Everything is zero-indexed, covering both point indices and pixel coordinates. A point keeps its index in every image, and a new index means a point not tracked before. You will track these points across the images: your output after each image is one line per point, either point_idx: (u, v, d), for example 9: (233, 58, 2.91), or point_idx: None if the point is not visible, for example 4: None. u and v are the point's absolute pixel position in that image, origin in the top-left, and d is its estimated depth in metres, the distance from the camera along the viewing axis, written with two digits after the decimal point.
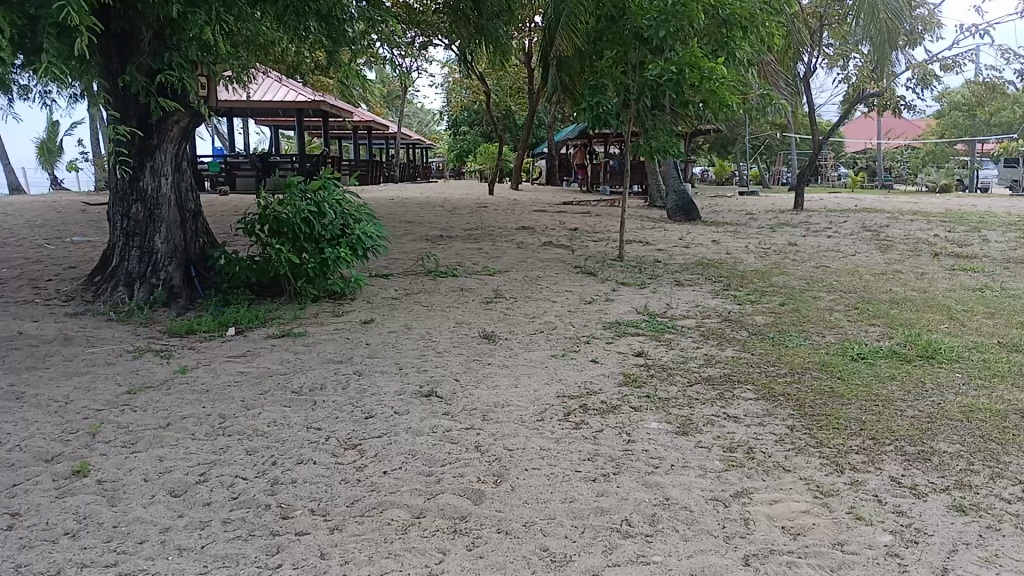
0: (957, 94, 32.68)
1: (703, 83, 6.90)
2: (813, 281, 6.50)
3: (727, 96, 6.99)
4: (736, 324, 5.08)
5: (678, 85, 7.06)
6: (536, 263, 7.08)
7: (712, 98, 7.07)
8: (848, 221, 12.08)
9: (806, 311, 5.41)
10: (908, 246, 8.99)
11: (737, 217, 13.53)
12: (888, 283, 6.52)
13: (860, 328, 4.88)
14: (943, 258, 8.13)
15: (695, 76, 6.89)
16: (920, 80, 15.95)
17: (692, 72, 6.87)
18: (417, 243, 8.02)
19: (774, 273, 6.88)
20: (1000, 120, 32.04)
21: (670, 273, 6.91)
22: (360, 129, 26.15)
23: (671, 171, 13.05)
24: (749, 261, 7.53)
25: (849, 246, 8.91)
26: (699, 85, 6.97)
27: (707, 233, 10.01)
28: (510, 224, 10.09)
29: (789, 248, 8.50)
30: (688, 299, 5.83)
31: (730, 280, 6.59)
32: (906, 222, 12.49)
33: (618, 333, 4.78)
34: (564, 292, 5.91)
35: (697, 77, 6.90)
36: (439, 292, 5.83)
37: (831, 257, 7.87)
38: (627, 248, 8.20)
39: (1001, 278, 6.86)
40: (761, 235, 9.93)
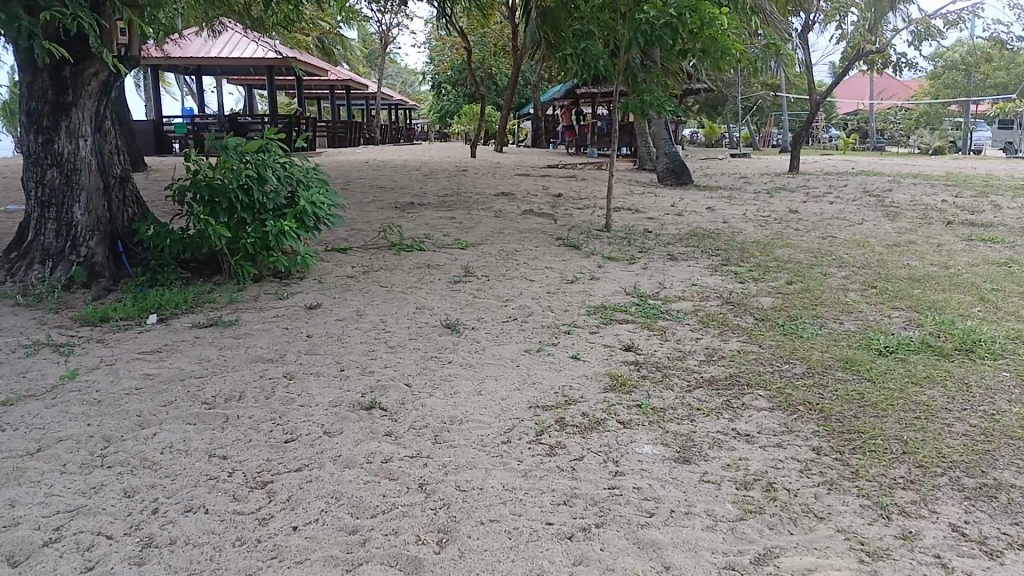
0: (952, 53, 31.92)
1: (704, 31, 6.24)
2: (821, 255, 5.85)
3: (728, 45, 6.31)
4: (739, 308, 4.43)
5: (673, 34, 6.31)
6: (514, 235, 6.39)
7: (711, 45, 6.38)
8: (848, 186, 11.43)
9: (817, 291, 4.77)
10: (916, 214, 8.36)
11: (730, 181, 12.86)
12: (903, 257, 5.87)
13: (883, 313, 4.24)
14: (957, 227, 7.50)
15: (694, 20, 6.17)
16: (921, 35, 15.16)
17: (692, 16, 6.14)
18: (384, 212, 7.30)
19: (777, 245, 6.23)
20: (995, 80, 31.37)
21: (662, 246, 6.24)
22: (337, 89, 25.15)
23: (661, 132, 12.30)
24: (748, 231, 6.87)
25: (853, 212, 8.27)
26: (697, 31, 6.27)
27: (701, 199, 9.33)
28: (488, 189, 9.38)
29: (790, 216, 7.85)
30: (683, 277, 5.17)
31: (729, 254, 5.93)
32: (908, 186, 11.86)
33: (605, 321, 4.12)
34: (544, 269, 5.23)
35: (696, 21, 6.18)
36: (401, 269, 5.14)
37: (837, 226, 7.22)
38: (615, 216, 7.53)
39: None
40: (758, 201, 9.27)
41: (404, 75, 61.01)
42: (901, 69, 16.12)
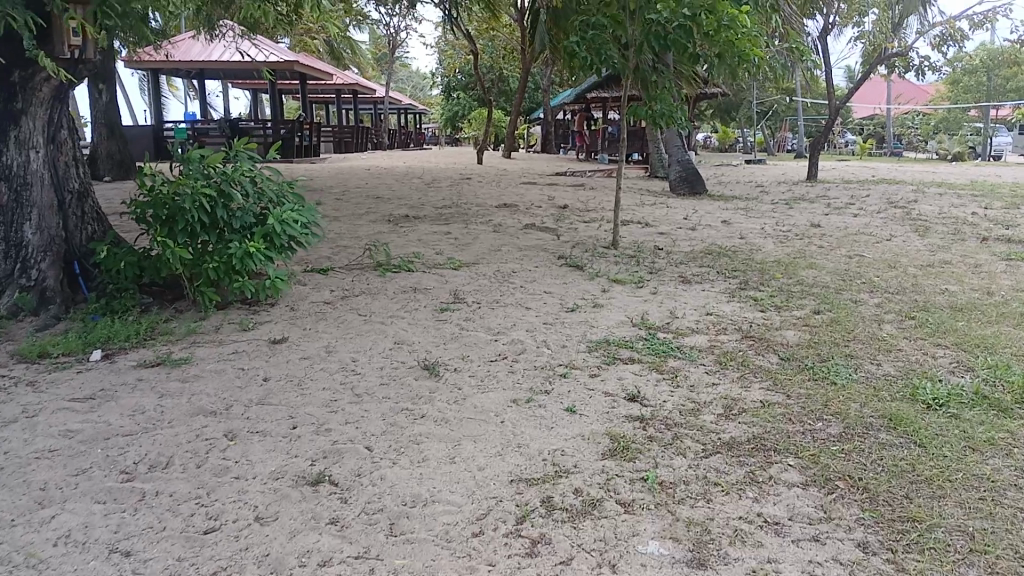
0: (973, 57, 31.15)
1: (719, 33, 5.62)
2: (850, 279, 5.33)
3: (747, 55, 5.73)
4: (762, 345, 3.91)
5: (688, 35, 5.80)
6: (513, 253, 5.90)
7: (728, 57, 5.84)
8: (872, 196, 10.90)
9: (849, 323, 4.25)
10: (947, 228, 7.80)
11: (746, 191, 12.31)
12: (940, 282, 5.35)
13: (927, 354, 3.72)
14: (993, 244, 6.95)
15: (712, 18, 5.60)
16: (946, 36, 14.54)
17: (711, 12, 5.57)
18: (376, 226, 6.83)
19: (799, 266, 5.71)
20: (1018, 84, 30.68)
21: (674, 267, 5.73)
22: (345, 93, 24.81)
23: (674, 139, 11.80)
24: (768, 249, 6.36)
25: (880, 226, 7.75)
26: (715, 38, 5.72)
27: (716, 212, 8.82)
28: (491, 200, 8.89)
29: (811, 231, 7.34)
30: (698, 305, 4.66)
31: (748, 277, 5.41)
32: (933, 196, 11.29)
33: (608, 361, 3.61)
34: (542, 294, 4.75)
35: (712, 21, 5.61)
36: (384, 294, 4.65)
37: (864, 244, 6.69)
38: (623, 231, 7.04)
39: None
40: (777, 213, 8.76)
41: (416, 80, 60.70)
42: (923, 72, 15.50)
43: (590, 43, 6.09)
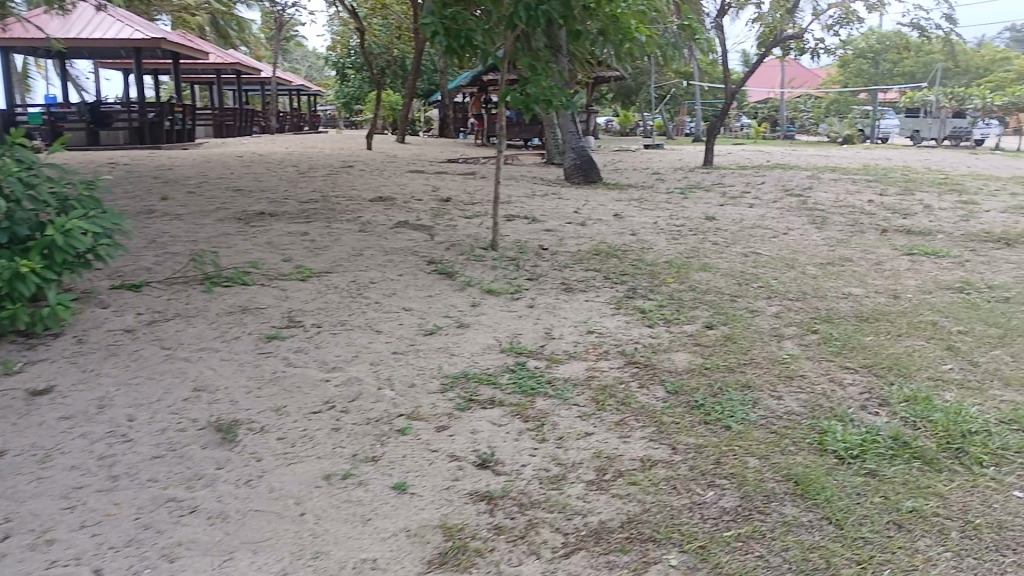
0: (861, 42, 31.99)
1: None
2: (746, 284, 4.90)
3: None
4: (648, 375, 3.35)
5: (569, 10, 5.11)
6: (375, 258, 5.18)
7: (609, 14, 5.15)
8: (768, 184, 10.71)
9: (745, 343, 3.76)
10: (845, 219, 7.54)
11: (643, 179, 11.94)
12: (843, 284, 4.98)
13: (834, 383, 3.25)
14: (892, 237, 6.70)
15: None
16: (840, 19, 14.47)
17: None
18: (222, 225, 5.97)
19: (694, 270, 5.25)
20: (904, 69, 31.81)
21: (557, 272, 5.16)
22: (228, 73, 23.27)
23: (568, 123, 11.26)
24: (662, 249, 5.89)
25: (777, 219, 7.44)
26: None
27: (609, 204, 8.34)
28: (366, 191, 8.12)
29: (707, 226, 6.94)
30: (580, 322, 4.08)
31: (638, 285, 4.89)
32: (828, 183, 11.16)
33: (465, 406, 2.95)
34: (399, 312, 4.07)
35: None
36: (206, 317, 3.87)
37: (762, 241, 6.31)
38: (506, 228, 6.43)
39: (971, 269, 5.48)
40: (672, 205, 8.36)
41: (312, 61, 58.50)
42: (817, 56, 15.43)
43: (452, 22, 5.23)
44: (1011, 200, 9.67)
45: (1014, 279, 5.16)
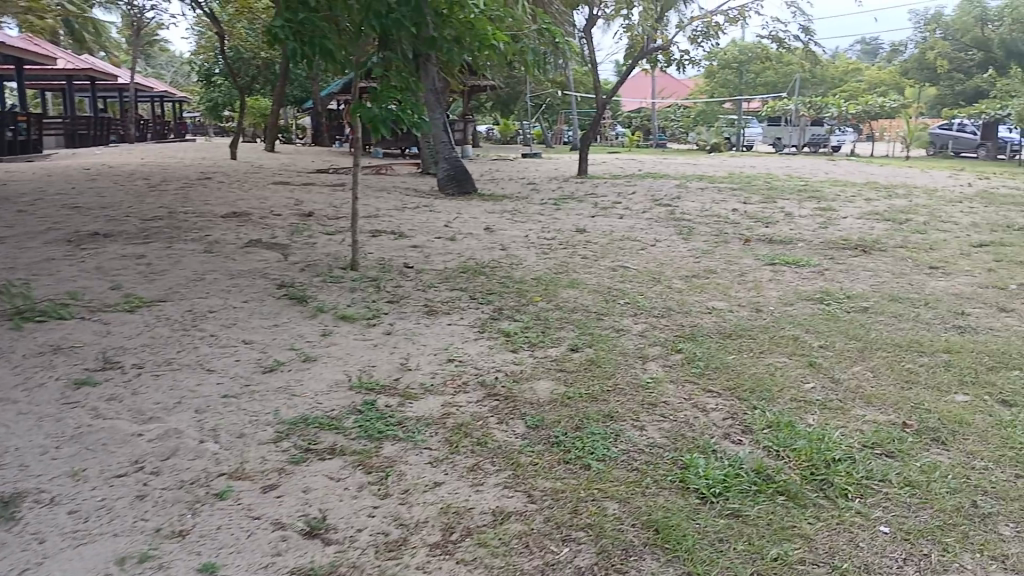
0: (726, 54, 33.37)
1: None
2: (614, 301, 4.79)
3: None
4: (507, 409, 3.12)
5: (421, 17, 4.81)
6: (220, 283, 4.77)
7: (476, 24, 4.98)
8: (639, 194, 10.84)
9: (609, 367, 3.61)
10: (711, 229, 7.66)
11: (518, 189, 11.86)
12: (707, 298, 4.96)
13: (697, 409, 3.12)
14: (755, 246, 6.83)
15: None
16: (704, 30, 14.90)
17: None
18: (48, 249, 5.38)
19: (562, 287, 5.11)
20: (766, 80, 33.42)
21: (420, 293, 4.89)
22: (80, 78, 21.69)
23: (440, 133, 11.02)
24: (530, 266, 5.73)
25: (646, 230, 7.47)
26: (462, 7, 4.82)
27: (480, 216, 8.15)
28: (221, 207, 7.60)
29: (577, 239, 6.86)
30: (438, 350, 3.83)
31: (504, 305, 4.69)
32: (696, 192, 11.41)
33: (299, 459, 2.66)
34: (238, 348, 3.70)
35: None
36: (6, 360, 3.38)
37: (630, 255, 6.27)
38: (369, 245, 6.12)
39: (828, 278, 5.61)
40: (544, 217, 8.27)
41: (177, 65, 55.80)
42: (683, 66, 15.82)
43: (299, 26, 4.89)
44: (864, 206, 10.14)
45: (868, 287, 5.30)
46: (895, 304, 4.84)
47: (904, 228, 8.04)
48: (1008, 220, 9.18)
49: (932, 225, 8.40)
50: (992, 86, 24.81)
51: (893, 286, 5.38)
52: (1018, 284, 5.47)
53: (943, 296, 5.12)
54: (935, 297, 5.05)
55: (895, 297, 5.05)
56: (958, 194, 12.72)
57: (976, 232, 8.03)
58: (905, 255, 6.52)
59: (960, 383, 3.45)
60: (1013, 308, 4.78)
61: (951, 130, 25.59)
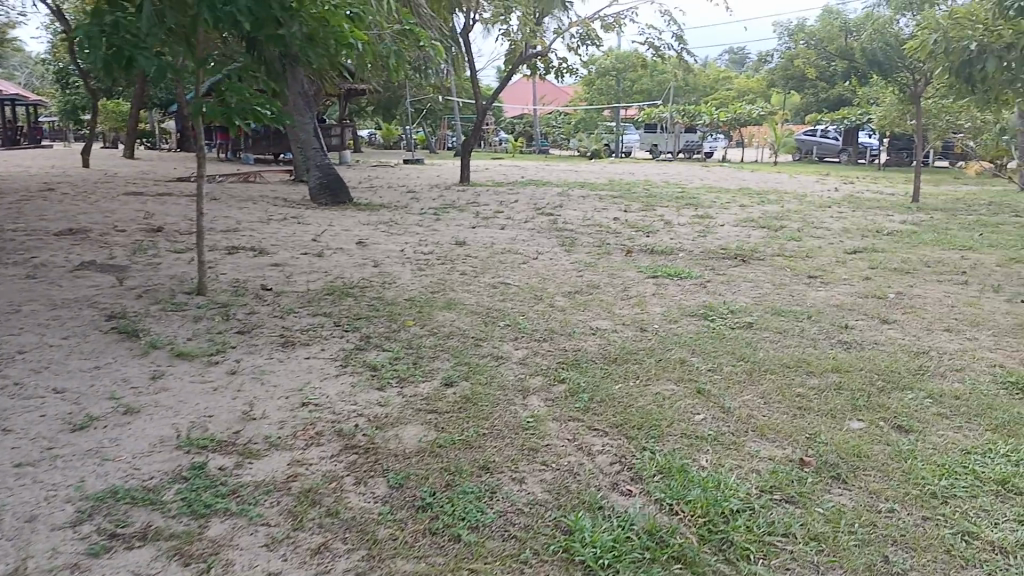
0: (604, 61, 33.93)
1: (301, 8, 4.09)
2: (492, 324, 4.43)
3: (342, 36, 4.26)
4: (366, 465, 2.68)
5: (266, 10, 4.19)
6: (39, 315, 4.11)
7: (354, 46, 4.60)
8: (521, 203, 10.60)
9: (486, 404, 3.23)
10: (592, 240, 7.46)
11: (396, 198, 11.38)
12: (590, 317, 4.68)
13: (582, 453, 2.78)
14: (637, 257, 6.66)
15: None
16: (581, 37, 14.87)
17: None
18: None
19: (437, 309, 4.71)
20: (642, 88, 34.20)
21: (278, 322, 4.37)
22: None
23: (311, 140, 10.41)
24: (404, 285, 5.29)
25: (527, 242, 7.18)
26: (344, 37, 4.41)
27: (353, 229, 7.64)
28: (55, 222, 6.78)
29: (455, 253, 6.48)
30: (291, 391, 3.36)
31: (373, 331, 4.24)
32: (577, 200, 11.27)
33: (101, 549, 2.15)
34: (46, 400, 3.10)
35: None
36: None
37: (511, 269, 5.95)
38: (223, 266, 5.52)
39: (710, 291, 5.46)
40: (421, 228, 7.85)
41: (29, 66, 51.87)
42: (562, 73, 15.73)
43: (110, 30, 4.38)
44: (739, 212, 10.26)
45: (750, 301, 5.15)
46: (779, 318, 4.71)
47: (779, 235, 8.11)
48: (873, 225, 9.47)
49: (806, 232, 8.52)
50: (850, 95, 26.21)
51: (775, 298, 5.27)
52: (894, 292, 5.48)
53: (822, 307, 5.05)
54: (814, 309, 4.97)
55: (780, 310, 4.92)
56: (825, 199, 13.16)
57: (847, 238, 8.18)
58: (784, 264, 6.49)
59: (854, 408, 3.27)
60: (892, 319, 4.74)
61: (814, 136, 26.93)
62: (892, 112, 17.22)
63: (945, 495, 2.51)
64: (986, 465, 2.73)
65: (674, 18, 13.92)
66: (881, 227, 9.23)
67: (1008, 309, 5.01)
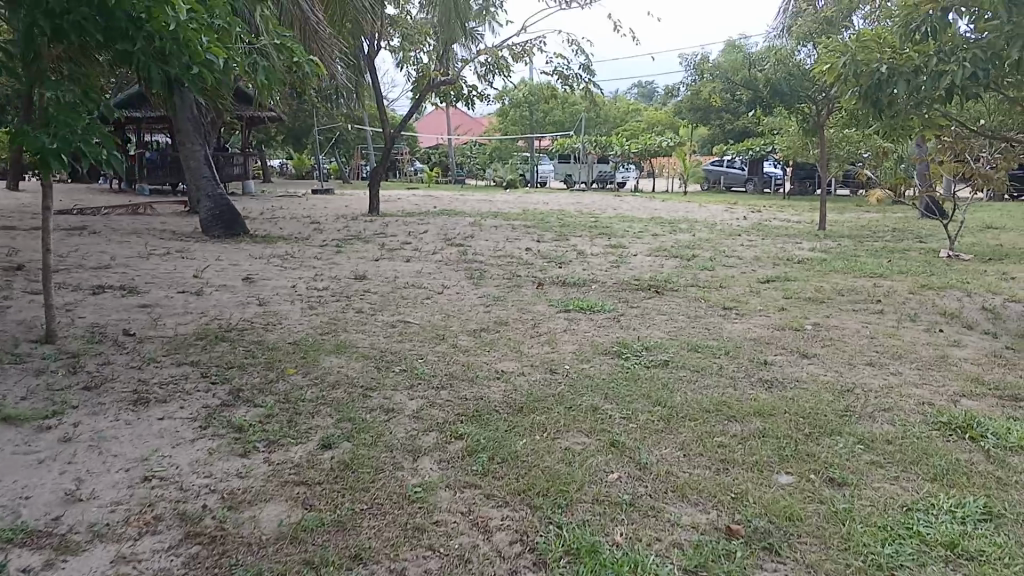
0: (517, 92, 34.05)
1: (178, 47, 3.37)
2: (385, 369, 3.97)
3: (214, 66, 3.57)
4: (212, 560, 2.19)
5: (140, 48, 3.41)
6: None
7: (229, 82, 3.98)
8: (430, 233, 10.20)
9: (368, 468, 2.77)
10: (503, 272, 7.11)
11: (298, 229, 10.80)
12: (496, 357, 4.29)
13: (478, 531, 2.34)
14: (549, 289, 6.33)
15: (205, 73, 3.54)
16: (491, 66, 14.66)
17: (210, 71, 3.51)
18: None
19: (324, 352, 4.22)
20: (555, 118, 34.52)
21: (135, 375, 3.80)
22: None
23: (202, 168, 9.80)
24: (290, 326, 4.78)
25: (433, 275, 6.77)
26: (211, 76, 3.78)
27: (243, 264, 7.07)
28: None
29: (353, 288, 6.00)
30: (134, 465, 2.83)
31: (245, 383, 3.72)
32: (489, 230, 10.94)
33: None
34: None
35: (210, 72, 3.59)
36: None
37: (413, 306, 5.50)
38: (82, 310, 4.91)
39: (624, 325, 5.16)
40: (320, 261, 7.34)
41: None
42: (472, 103, 15.48)
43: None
44: (652, 241, 10.11)
45: (666, 336, 4.86)
46: (696, 354, 4.41)
47: (693, 265, 7.93)
48: (784, 253, 9.45)
49: (719, 260, 8.39)
50: (755, 126, 26.96)
51: (691, 333, 5.00)
52: (811, 323, 5.30)
53: (740, 341, 4.79)
54: (732, 344, 4.70)
55: (697, 345, 4.64)
56: (736, 227, 13.24)
57: (760, 266, 8.10)
58: (699, 295, 6.26)
59: (782, 459, 2.94)
60: (811, 353, 4.51)
61: (722, 166, 27.63)
62: (795, 142, 17.68)
63: (891, 567, 2.19)
64: (930, 526, 2.43)
65: (583, 48, 13.86)
66: (792, 255, 9.21)
67: (927, 340, 4.87)
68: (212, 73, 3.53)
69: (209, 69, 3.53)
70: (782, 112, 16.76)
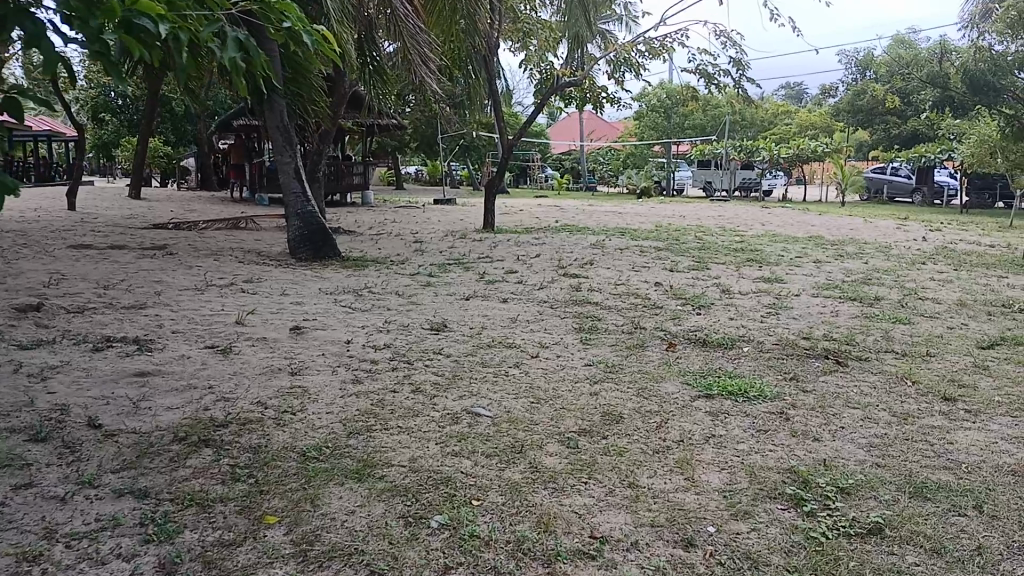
0: (653, 96, 32.10)
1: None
2: (419, 519, 2.52)
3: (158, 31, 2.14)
4: None
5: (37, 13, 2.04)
6: None
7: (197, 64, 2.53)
8: (543, 258, 8.73)
9: None
10: (623, 320, 5.54)
11: (398, 250, 9.64)
12: (599, 498, 2.75)
13: None
14: (683, 352, 4.71)
15: (130, 46, 2.08)
16: (622, 62, 12.96)
17: (133, 44, 2.08)
18: None
19: (341, 477, 2.82)
20: (694, 122, 32.25)
21: (45, 514, 2.54)
22: None
23: (292, 182, 8.67)
24: (313, 417, 3.42)
25: (533, 325, 5.28)
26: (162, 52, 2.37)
27: (308, 301, 5.86)
28: None
29: (424, 346, 4.61)
30: None
31: (192, 548, 2.35)
32: (612, 254, 9.37)
33: None
34: None
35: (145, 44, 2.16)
36: None
37: (493, 380, 4.04)
38: (61, 381, 3.74)
39: (798, 431, 3.47)
40: (399, 300, 6.03)
41: None
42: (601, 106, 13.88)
43: None
44: (814, 273, 8.20)
45: (865, 463, 3.14)
46: (924, 514, 2.69)
47: (877, 314, 6.04)
48: (992, 294, 7.34)
49: (911, 306, 6.43)
50: (926, 130, 23.86)
51: (904, 456, 3.25)
52: None
53: (989, 479, 3.01)
54: (979, 487, 2.93)
55: (920, 488, 2.90)
56: (913, 251, 11.01)
57: (969, 317, 6.11)
58: (898, 372, 4.44)
59: None
60: None
61: (885, 173, 24.71)
62: (983, 147, 14.95)
63: None
64: None
65: (732, 40, 11.96)
66: (1005, 298, 7.11)
67: None
68: (141, 47, 2.10)
69: (136, 43, 2.10)
70: (970, 111, 14.19)
